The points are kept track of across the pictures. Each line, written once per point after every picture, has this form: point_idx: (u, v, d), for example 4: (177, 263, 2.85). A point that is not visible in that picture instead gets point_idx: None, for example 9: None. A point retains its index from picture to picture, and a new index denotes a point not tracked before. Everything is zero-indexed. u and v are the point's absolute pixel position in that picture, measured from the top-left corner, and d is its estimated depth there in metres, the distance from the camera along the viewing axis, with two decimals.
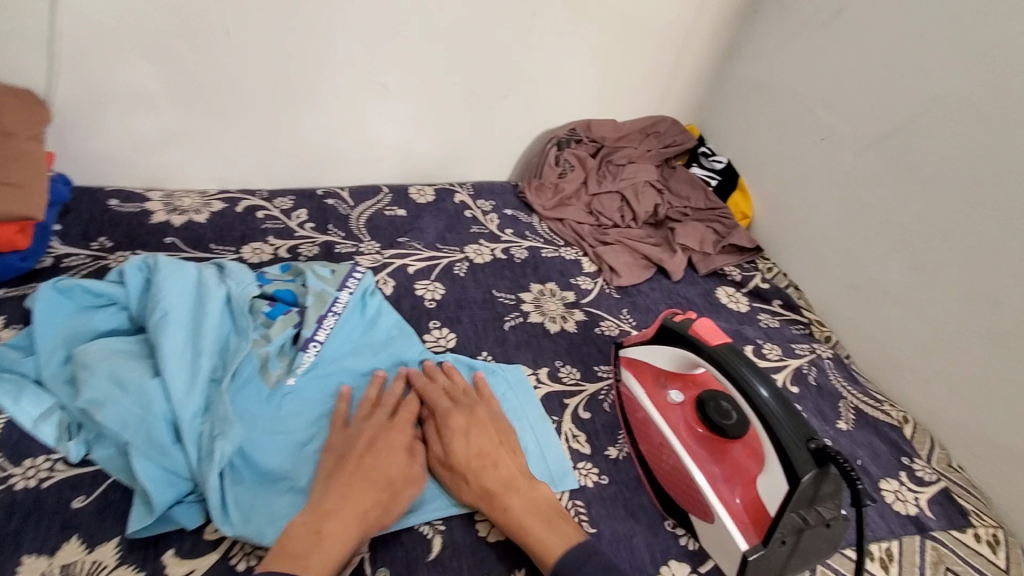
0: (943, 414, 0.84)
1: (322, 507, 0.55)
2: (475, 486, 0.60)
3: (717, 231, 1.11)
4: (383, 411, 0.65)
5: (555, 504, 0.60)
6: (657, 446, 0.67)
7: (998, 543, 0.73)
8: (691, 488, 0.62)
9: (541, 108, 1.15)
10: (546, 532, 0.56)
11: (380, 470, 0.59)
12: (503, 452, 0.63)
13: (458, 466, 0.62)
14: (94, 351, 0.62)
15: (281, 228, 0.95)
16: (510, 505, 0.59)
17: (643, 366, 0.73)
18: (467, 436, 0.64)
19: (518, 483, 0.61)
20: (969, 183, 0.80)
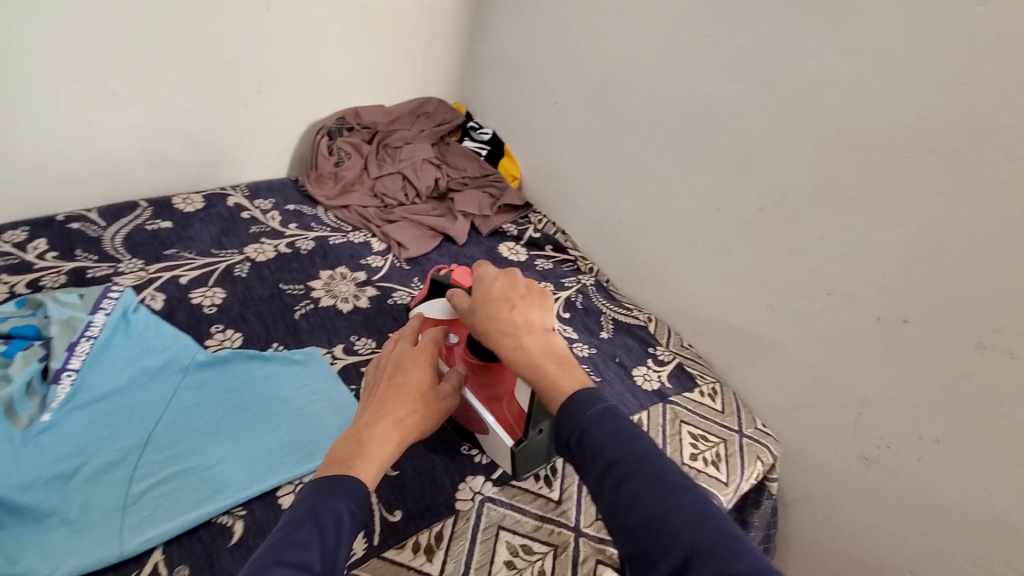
0: (674, 309, 1.06)
1: (365, 440, 0.53)
2: (490, 325, 0.58)
3: (492, 194, 1.24)
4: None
5: (568, 351, 0.58)
6: None
7: (717, 392, 0.96)
8: (472, 410, 0.70)
9: (302, 99, 1.16)
10: (559, 372, 0.56)
11: (405, 389, 0.59)
12: (530, 300, 0.60)
13: (476, 313, 0.60)
14: None
15: (14, 264, 0.85)
16: (525, 344, 0.57)
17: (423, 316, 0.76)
18: (490, 284, 0.61)
19: (536, 326, 0.58)
20: (654, 124, 1.00)
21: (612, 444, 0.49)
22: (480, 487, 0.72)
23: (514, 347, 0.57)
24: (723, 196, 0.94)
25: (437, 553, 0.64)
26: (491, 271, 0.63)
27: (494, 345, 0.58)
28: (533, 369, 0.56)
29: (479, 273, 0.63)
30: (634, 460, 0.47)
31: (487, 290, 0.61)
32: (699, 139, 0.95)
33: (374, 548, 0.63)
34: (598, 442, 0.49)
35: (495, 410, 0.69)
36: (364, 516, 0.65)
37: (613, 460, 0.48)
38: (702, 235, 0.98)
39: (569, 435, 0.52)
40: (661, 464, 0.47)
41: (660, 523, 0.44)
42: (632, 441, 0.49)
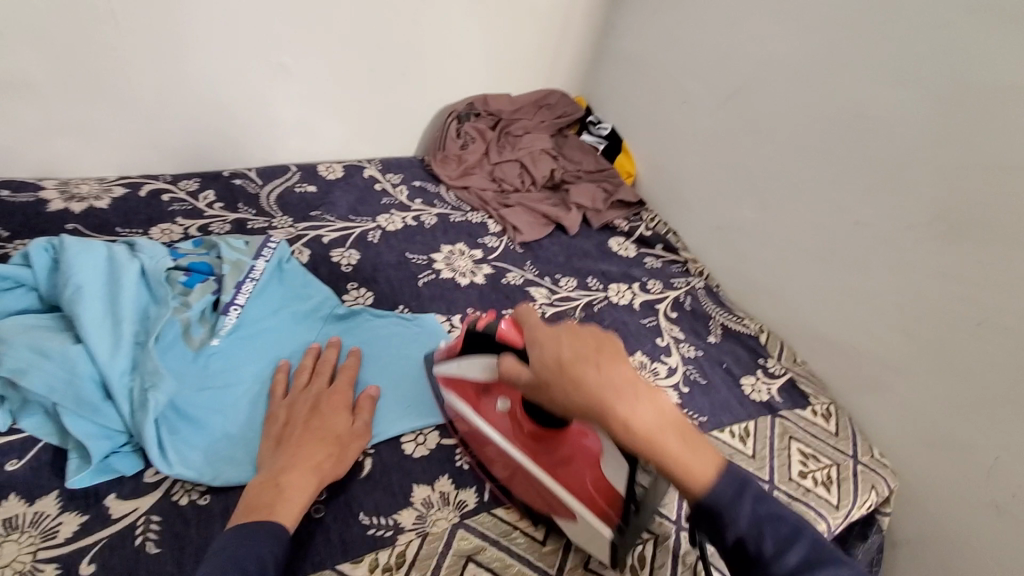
0: (789, 321, 1.03)
1: (273, 479, 0.57)
2: (576, 394, 0.51)
3: (606, 189, 1.25)
4: (325, 376, 0.70)
5: (680, 416, 0.53)
6: (500, 458, 0.67)
7: (832, 414, 0.93)
8: (544, 491, 0.64)
9: (439, 83, 1.23)
10: (685, 451, 0.51)
11: (322, 432, 0.62)
12: (607, 352, 0.53)
13: (554, 382, 0.53)
14: (6, 328, 0.63)
15: (189, 209, 0.97)
16: (639, 422, 0.50)
17: (461, 383, 0.70)
18: (557, 347, 0.54)
19: (631, 382, 0.51)
20: (793, 130, 0.97)
21: (754, 517, 0.50)
22: None
23: (627, 428, 0.50)
24: (863, 209, 0.89)
25: (542, 520, 0.67)
26: (547, 333, 0.56)
27: (605, 426, 0.51)
28: (658, 450, 0.50)
29: (539, 336, 0.56)
30: (776, 527, 0.49)
31: (563, 356, 0.53)
32: (841, 148, 0.91)
33: (485, 504, 0.67)
34: (745, 514, 0.50)
35: (574, 479, 0.63)
36: (476, 474, 0.69)
37: (764, 531, 0.49)
38: (831, 248, 0.94)
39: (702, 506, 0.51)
40: (796, 527, 0.50)
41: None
42: (767, 503, 0.51)
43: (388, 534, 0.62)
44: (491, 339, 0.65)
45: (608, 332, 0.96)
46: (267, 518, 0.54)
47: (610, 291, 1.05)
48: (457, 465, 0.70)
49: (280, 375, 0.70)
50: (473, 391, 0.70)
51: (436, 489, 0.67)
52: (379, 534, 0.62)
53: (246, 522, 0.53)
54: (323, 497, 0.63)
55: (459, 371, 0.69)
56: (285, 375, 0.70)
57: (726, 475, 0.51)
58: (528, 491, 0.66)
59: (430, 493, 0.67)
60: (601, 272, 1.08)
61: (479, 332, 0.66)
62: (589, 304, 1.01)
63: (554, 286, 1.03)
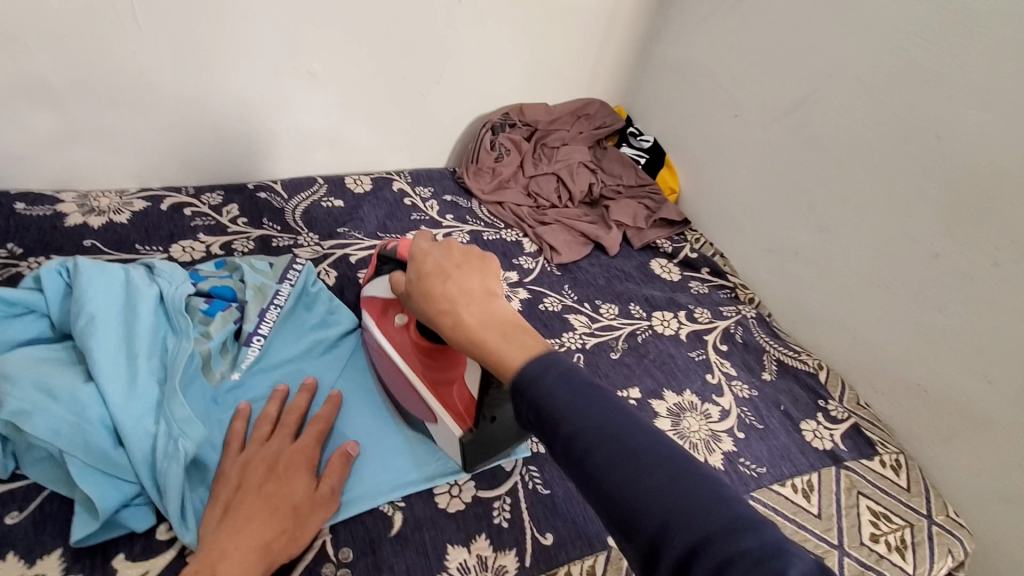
0: (851, 358, 0.94)
1: (208, 561, 0.48)
2: (426, 304, 0.53)
3: (648, 207, 1.17)
4: (290, 428, 0.61)
5: (515, 317, 0.51)
6: (391, 365, 0.69)
7: (902, 466, 0.84)
8: (415, 392, 0.66)
9: (473, 92, 1.16)
10: (499, 339, 0.48)
11: (277, 503, 0.53)
12: (467, 268, 0.53)
13: (411, 290, 0.55)
14: (13, 362, 0.58)
15: (211, 224, 0.91)
16: (460, 315, 0.50)
17: (372, 300, 0.72)
18: (424, 257, 0.55)
19: (474, 294, 0.52)
20: (863, 150, 0.88)
21: (629, 453, 0.40)
22: None
23: (455, 324, 0.50)
24: (945, 242, 0.80)
25: None
26: (423, 245, 0.57)
27: (440, 319, 0.52)
28: (482, 342, 0.49)
29: (415, 249, 0.57)
30: (660, 475, 0.38)
31: (423, 266, 0.55)
32: (921, 173, 0.82)
33: (526, 569, 0.60)
34: (611, 451, 0.40)
35: (443, 392, 0.65)
36: (516, 534, 0.63)
37: (638, 476, 0.39)
38: (906, 282, 0.85)
39: (564, 445, 0.42)
40: (687, 469, 0.39)
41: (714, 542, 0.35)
42: (646, 441, 0.40)
43: None
44: (395, 260, 0.67)
45: (654, 367, 0.89)
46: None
47: (654, 319, 0.97)
48: (495, 523, 0.63)
49: (236, 426, 0.61)
50: (380, 307, 0.71)
51: (472, 550, 0.61)
52: None
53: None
54: (350, 559, 0.57)
55: (371, 288, 0.72)
56: (242, 425, 0.61)
57: (568, 378, 0.44)
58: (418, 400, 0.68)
59: (466, 555, 0.60)
60: (644, 298, 1.01)
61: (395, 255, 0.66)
62: (632, 334, 0.94)
63: (595, 314, 0.96)
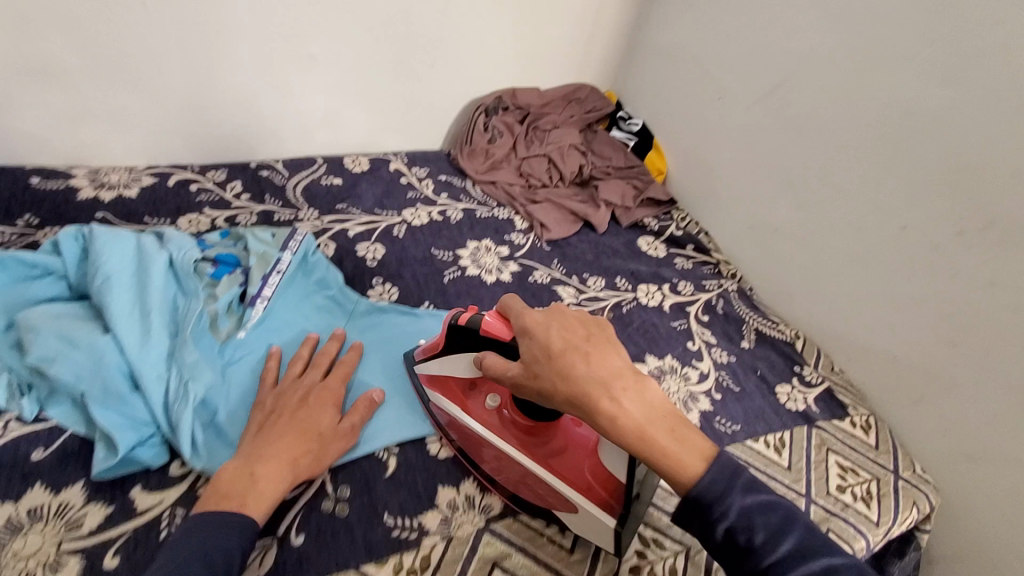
0: (827, 328, 0.99)
1: (247, 468, 0.55)
2: (563, 383, 0.52)
3: (636, 186, 1.21)
4: (320, 368, 0.68)
5: (673, 407, 0.53)
6: (476, 442, 0.66)
7: (872, 427, 0.89)
8: (532, 487, 0.63)
9: (468, 76, 1.21)
10: (674, 443, 0.50)
11: (307, 428, 0.60)
12: (595, 341, 0.55)
13: (543, 374, 0.54)
14: (36, 315, 0.63)
15: (215, 199, 0.96)
16: (624, 407, 0.51)
17: (447, 381, 0.68)
18: (546, 338, 0.55)
19: (626, 379, 0.52)
20: (838, 127, 0.93)
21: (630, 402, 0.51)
22: None
23: (614, 416, 0.50)
24: (913, 213, 0.85)
25: (570, 527, 0.65)
26: (537, 320, 0.57)
27: (575, 404, 0.52)
28: (648, 443, 0.50)
29: (528, 323, 0.57)
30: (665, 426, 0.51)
31: (534, 325, 0.57)
32: (890, 148, 0.86)
33: (512, 508, 0.65)
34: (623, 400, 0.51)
35: (564, 473, 0.61)
36: None
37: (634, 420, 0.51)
38: (877, 252, 0.90)
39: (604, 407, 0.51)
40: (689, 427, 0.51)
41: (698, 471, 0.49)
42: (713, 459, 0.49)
43: (413, 536, 0.60)
44: (476, 334, 0.63)
45: (638, 335, 0.93)
46: (239, 509, 0.52)
47: (639, 292, 1.02)
48: None
49: (272, 363, 0.68)
50: (462, 390, 0.68)
51: (461, 491, 0.65)
52: (403, 536, 0.60)
53: (217, 510, 0.51)
54: (348, 496, 0.62)
55: (443, 368, 0.68)
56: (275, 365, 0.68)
57: (715, 461, 0.49)
58: (523, 487, 0.63)
59: (455, 496, 0.65)
60: (630, 272, 1.05)
61: (461, 327, 0.64)
62: (617, 305, 0.98)
63: (582, 286, 1.01)
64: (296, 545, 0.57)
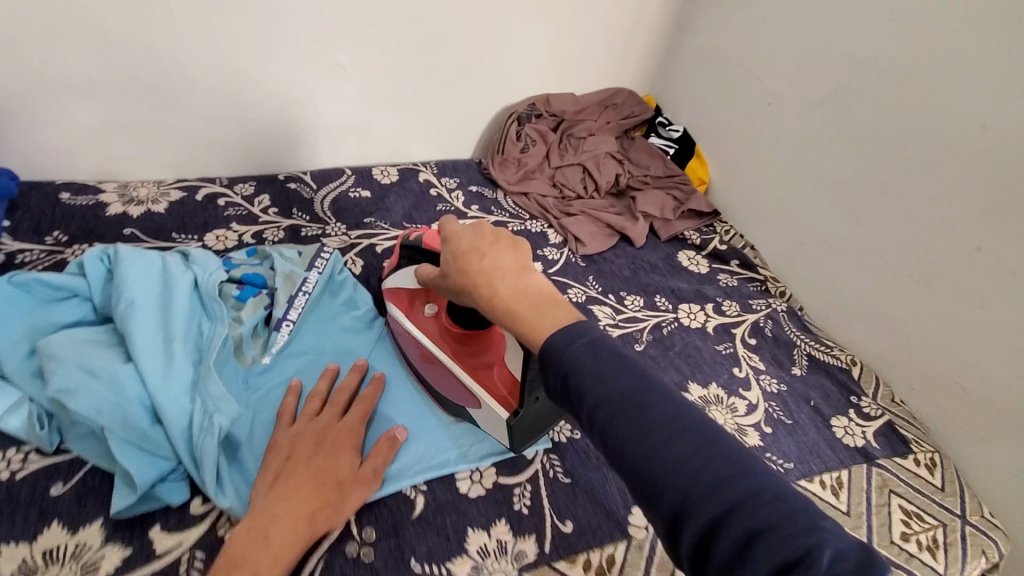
0: (887, 355, 0.91)
1: (260, 528, 0.51)
2: (461, 280, 0.49)
3: (677, 197, 1.15)
4: (337, 406, 0.64)
5: (552, 290, 0.47)
6: (418, 346, 0.71)
7: (936, 465, 0.82)
8: (460, 385, 0.67)
9: (500, 82, 1.16)
10: (536, 317, 0.45)
11: (324, 477, 0.56)
12: (500, 245, 0.49)
13: (448, 270, 0.51)
14: (56, 342, 0.61)
15: (243, 214, 0.94)
16: (499, 291, 0.47)
17: (398, 292, 0.74)
18: (455, 236, 0.51)
19: (510, 271, 0.48)
20: (904, 139, 0.85)
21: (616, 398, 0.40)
22: None
23: (490, 297, 0.47)
24: (990, 235, 0.77)
25: None
26: (453, 224, 0.52)
27: (470, 292, 0.49)
28: (515, 318, 0.46)
29: (444, 231, 0.53)
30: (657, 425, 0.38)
31: (458, 248, 0.50)
32: (962, 163, 0.79)
33: (546, 556, 0.60)
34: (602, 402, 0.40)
35: (473, 370, 0.66)
36: (536, 521, 0.63)
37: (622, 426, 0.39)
38: (945, 275, 0.82)
39: (591, 416, 0.40)
40: (713, 438, 0.37)
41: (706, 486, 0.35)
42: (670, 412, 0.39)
43: None
44: (419, 250, 0.70)
45: (679, 360, 0.88)
46: None
47: (680, 312, 0.96)
48: (516, 509, 0.63)
49: (290, 399, 0.64)
50: (408, 299, 0.73)
51: (492, 535, 0.61)
52: None
53: None
54: (373, 539, 0.58)
55: (395, 281, 0.74)
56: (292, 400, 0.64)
57: (574, 332, 0.43)
58: (448, 386, 0.69)
59: (487, 539, 0.61)
60: (670, 291, 0.99)
61: (411, 242, 0.71)
62: (657, 326, 0.92)
63: (619, 305, 0.95)
64: None
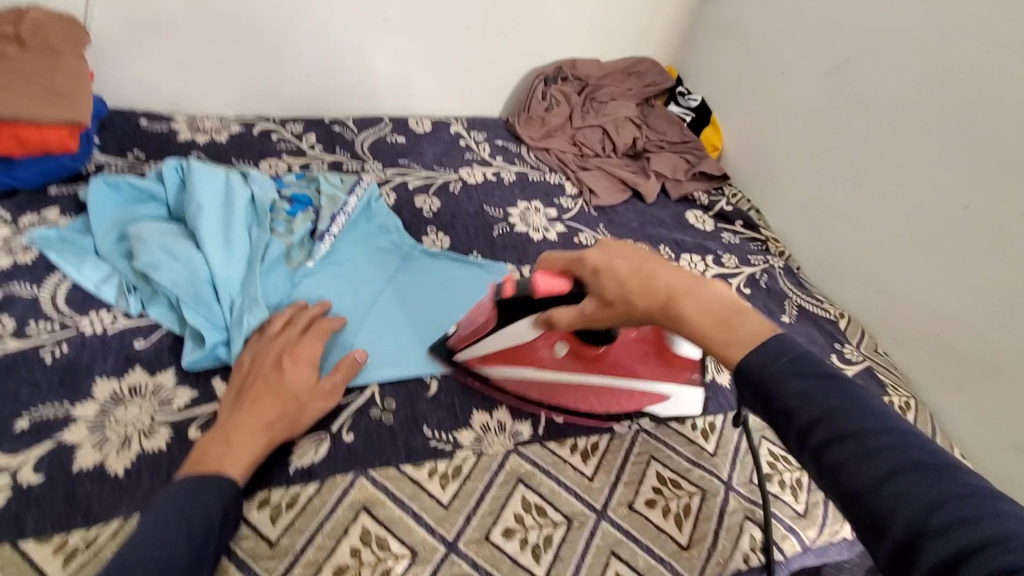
0: (875, 310, 0.98)
1: (223, 435, 0.57)
2: (637, 300, 0.55)
3: (689, 161, 1.22)
4: (297, 327, 0.68)
5: (734, 300, 0.53)
6: (562, 389, 0.72)
7: (911, 408, 0.88)
8: (647, 391, 0.71)
9: (531, 44, 1.25)
10: (727, 334, 0.50)
11: (280, 389, 0.61)
12: (645, 264, 0.56)
13: (617, 297, 0.56)
14: (143, 229, 0.73)
15: (293, 148, 1.06)
16: (686, 308, 0.53)
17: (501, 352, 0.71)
18: (618, 267, 0.56)
19: (688, 286, 0.54)
20: (905, 104, 0.91)
21: (879, 466, 0.40)
22: (638, 418, 0.74)
23: (674, 319, 0.53)
24: (975, 193, 0.83)
25: (591, 458, 0.69)
26: (601, 252, 0.58)
27: (658, 312, 0.54)
28: (698, 338, 0.52)
29: (595, 260, 0.58)
30: (942, 481, 0.38)
31: (602, 262, 0.57)
32: (958, 125, 0.84)
33: (539, 436, 0.70)
34: (857, 452, 0.41)
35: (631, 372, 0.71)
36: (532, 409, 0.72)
37: (894, 483, 0.39)
38: (932, 232, 0.88)
39: (798, 434, 0.44)
40: (940, 469, 0.39)
41: (998, 549, 0.34)
42: (898, 446, 0.41)
43: (447, 448, 0.66)
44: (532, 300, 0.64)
45: None
46: (217, 470, 0.54)
47: (682, 260, 1.04)
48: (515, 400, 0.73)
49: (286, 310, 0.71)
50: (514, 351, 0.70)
51: (494, 416, 0.71)
52: (439, 447, 0.66)
53: (195, 474, 0.54)
54: (392, 408, 0.69)
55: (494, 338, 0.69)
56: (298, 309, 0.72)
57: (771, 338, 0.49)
58: (609, 402, 0.72)
59: (488, 419, 0.70)
60: (674, 242, 1.07)
61: (507, 299, 0.67)
62: None
63: None
64: (346, 441, 0.65)
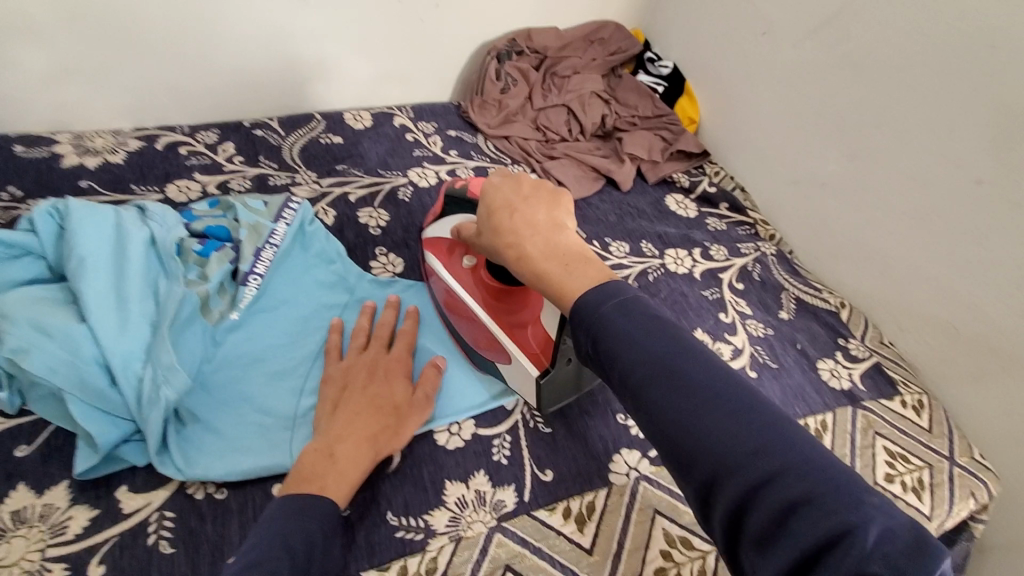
0: (876, 296, 0.90)
1: (324, 444, 0.54)
2: (493, 235, 0.55)
3: (665, 138, 1.10)
4: (382, 341, 0.66)
5: (585, 252, 0.51)
6: (459, 309, 0.69)
7: (924, 406, 0.81)
8: (499, 346, 0.65)
9: (480, 14, 1.08)
10: (569, 278, 0.49)
11: (380, 402, 0.58)
12: (535, 200, 0.55)
13: (484, 228, 0.57)
14: (8, 302, 0.58)
15: (207, 163, 0.89)
16: (528, 248, 0.52)
17: (437, 241, 0.72)
18: (495, 196, 0.57)
19: (542, 227, 0.53)
20: (906, 66, 0.80)
21: (685, 408, 0.39)
22: (636, 463, 0.64)
23: (518, 253, 0.52)
24: (989, 166, 0.73)
25: (588, 525, 0.59)
26: (496, 180, 0.58)
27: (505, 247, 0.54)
28: (541, 274, 0.51)
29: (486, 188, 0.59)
30: (741, 414, 0.38)
31: (491, 187, 0.58)
32: (969, 89, 0.74)
33: (524, 504, 0.60)
34: (670, 390, 0.40)
35: (517, 334, 0.64)
36: (514, 471, 0.62)
37: (701, 420, 0.38)
38: (940, 213, 0.79)
39: (622, 375, 0.42)
40: (744, 406, 0.38)
41: (791, 492, 0.34)
42: (710, 384, 0.40)
43: (418, 538, 0.56)
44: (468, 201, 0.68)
45: (665, 306, 0.86)
46: (319, 491, 0.50)
47: (667, 257, 0.93)
48: (495, 460, 0.62)
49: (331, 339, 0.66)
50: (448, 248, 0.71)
51: (470, 486, 0.60)
52: (408, 537, 0.56)
53: (298, 492, 0.50)
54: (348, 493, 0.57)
55: (436, 229, 0.72)
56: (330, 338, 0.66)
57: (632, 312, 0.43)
58: (480, 339, 0.68)
59: (465, 491, 0.60)
60: (657, 236, 0.96)
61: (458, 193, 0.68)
62: (643, 273, 0.90)
63: (604, 252, 0.92)
64: None
